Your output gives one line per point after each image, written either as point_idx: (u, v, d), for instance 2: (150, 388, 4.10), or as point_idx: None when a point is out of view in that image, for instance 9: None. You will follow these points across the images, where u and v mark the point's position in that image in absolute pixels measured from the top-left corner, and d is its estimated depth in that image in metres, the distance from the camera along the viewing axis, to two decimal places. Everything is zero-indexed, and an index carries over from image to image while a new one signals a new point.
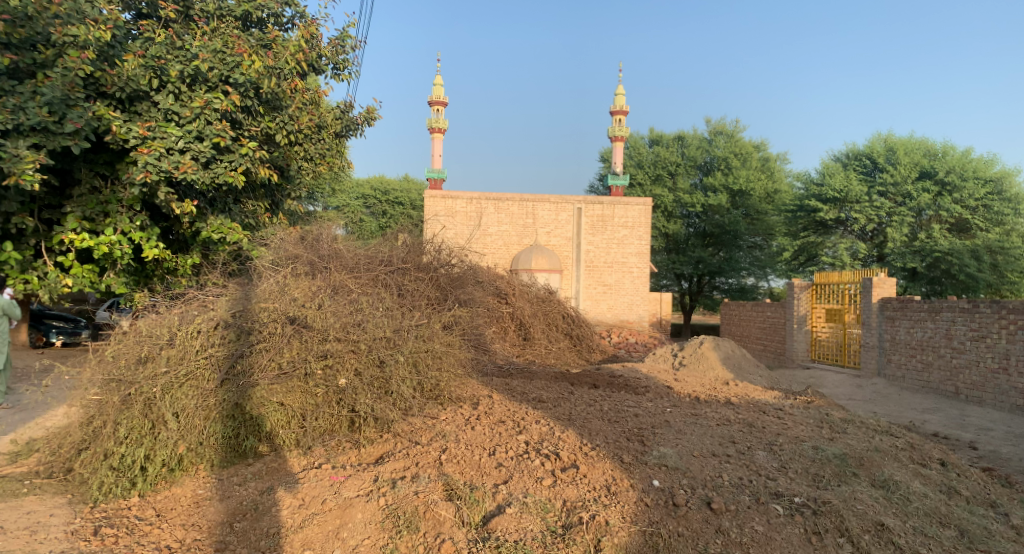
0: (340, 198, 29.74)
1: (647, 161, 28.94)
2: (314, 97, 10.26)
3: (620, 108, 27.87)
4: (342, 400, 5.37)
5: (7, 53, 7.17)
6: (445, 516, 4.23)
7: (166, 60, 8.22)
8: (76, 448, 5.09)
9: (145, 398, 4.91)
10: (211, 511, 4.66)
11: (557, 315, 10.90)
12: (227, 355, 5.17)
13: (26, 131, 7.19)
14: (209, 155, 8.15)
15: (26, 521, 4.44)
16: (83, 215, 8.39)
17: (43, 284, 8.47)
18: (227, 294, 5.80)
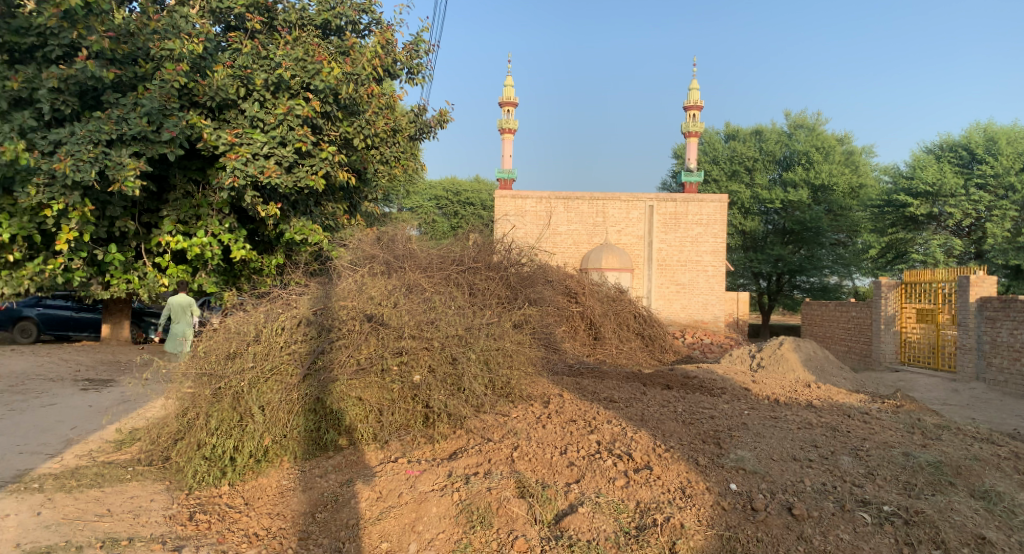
0: (412, 200, 30.46)
1: (721, 156, 28.56)
2: (390, 101, 10.53)
3: (693, 103, 27.33)
4: (417, 397, 5.49)
5: (111, 68, 7.74)
6: (517, 513, 4.27)
7: (252, 69, 8.67)
8: (173, 438, 5.39)
9: (234, 391, 5.14)
10: (295, 501, 4.86)
11: (629, 315, 10.79)
12: (309, 351, 5.42)
13: (128, 140, 7.74)
14: (292, 160, 8.50)
15: (130, 505, 4.77)
16: (178, 218, 8.98)
17: (144, 284, 9.24)
18: (308, 292, 6.03)
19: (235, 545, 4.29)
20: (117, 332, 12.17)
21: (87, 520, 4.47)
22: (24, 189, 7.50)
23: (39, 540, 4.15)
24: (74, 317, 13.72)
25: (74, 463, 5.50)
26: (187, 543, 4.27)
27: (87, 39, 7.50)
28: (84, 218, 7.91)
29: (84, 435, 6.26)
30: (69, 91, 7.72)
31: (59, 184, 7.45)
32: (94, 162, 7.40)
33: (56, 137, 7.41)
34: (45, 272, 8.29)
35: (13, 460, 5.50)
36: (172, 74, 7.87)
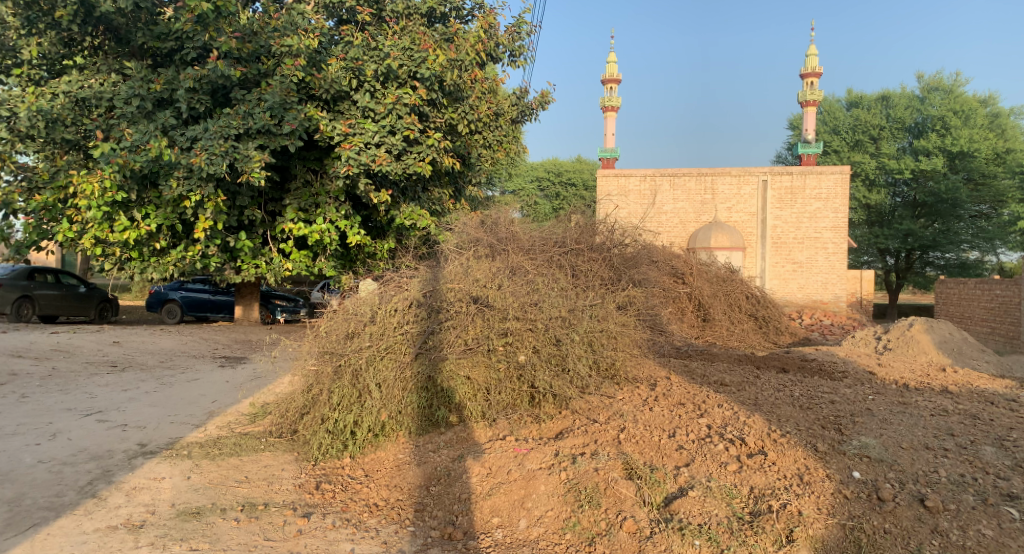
0: (514, 182, 30.76)
1: (843, 125, 26.86)
2: (492, 85, 10.68)
3: (810, 70, 25.78)
4: (523, 376, 5.60)
5: (238, 66, 8.29)
6: (626, 494, 4.25)
7: (363, 60, 8.99)
8: (299, 412, 5.76)
9: (353, 368, 5.42)
10: (410, 474, 5.07)
11: (740, 296, 10.40)
12: (420, 332, 5.58)
13: (253, 134, 8.28)
14: (401, 148, 8.79)
15: (265, 473, 5.17)
16: (299, 206, 9.58)
17: (270, 268, 9.90)
18: (418, 275, 6.24)
19: (358, 514, 4.56)
20: (248, 314, 13.11)
21: (229, 485, 4.89)
22: (167, 183, 8.28)
23: (190, 501, 4.57)
24: (211, 300, 14.93)
25: (216, 433, 6.01)
26: (315, 510, 4.58)
27: (217, 40, 8.09)
28: (218, 207, 8.61)
29: (223, 408, 6.82)
30: (202, 90, 8.35)
31: (195, 177, 8.13)
32: (224, 155, 7.96)
33: (192, 134, 8.07)
34: (185, 258, 9.14)
35: (165, 429, 6.09)
36: (290, 69, 8.37)
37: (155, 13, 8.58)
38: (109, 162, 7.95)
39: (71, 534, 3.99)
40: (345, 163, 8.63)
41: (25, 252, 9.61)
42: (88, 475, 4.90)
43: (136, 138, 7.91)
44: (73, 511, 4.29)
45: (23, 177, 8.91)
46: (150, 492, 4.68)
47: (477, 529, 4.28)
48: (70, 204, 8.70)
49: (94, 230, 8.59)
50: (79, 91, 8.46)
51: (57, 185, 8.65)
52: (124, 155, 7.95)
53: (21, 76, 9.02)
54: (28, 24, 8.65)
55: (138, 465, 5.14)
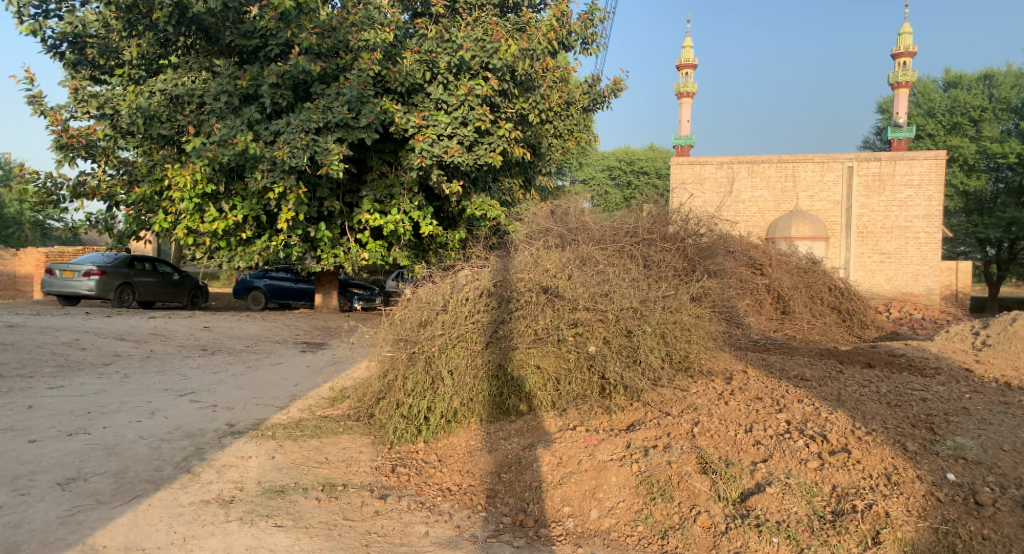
0: (584, 172, 30.58)
1: (938, 107, 25.48)
2: (564, 74, 10.65)
3: (903, 49, 24.43)
4: (593, 367, 5.52)
5: (318, 61, 8.65)
6: (700, 489, 4.16)
7: (437, 53, 9.22)
8: (376, 397, 5.95)
9: (426, 355, 5.56)
10: (482, 461, 5.12)
11: (822, 287, 10.02)
12: (491, 321, 5.66)
13: (332, 127, 8.54)
14: (472, 139, 8.91)
15: (343, 455, 5.35)
16: (375, 197, 9.87)
17: (348, 258, 10.14)
18: (489, 265, 6.28)
19: (432, 498, 4.65)
20: (327, 301, 13.55)
21: (310, 466, 5.09)
22: (253, 175, 8.66)
23: (274, 480, 4.78)
24: (293, 288, 15.53)
25: (297, 416, 6.25)
26: (391, 492, 4.70)
27: (298, 36, 8.43)
28: (299, 199, 8.96)
29: (305, 391, 7.11)
30: (285, 85, 8.75)
31: (278, 169, 8.47)
32: (305, 148, 8.28)
33: (276, 128, 8.42)
34: (269, 248, 9.50)
35: (252, 410, 6.40)
36: (367, 63, 8.63)
37: (241, 12, 8.97)
38: (200, 156, 8.41)
39: (169, 506, 4.24)
40: (419, 154, 8.81)
41: (125, 241, 10.29)
42: (182, 451, 5.20)
43: (225, 132, 8.29)
44: (170, 485, 4.56)
45: (124, 171, 9.80)
46: (238, 470, 4.93)
47: (548, 517, 4.30)
48: (165, 196, 9.22)
49: (186, 220, 9.17)
50: (172, 88, 8.84)
51: (154, 177, 9.36)
52: (213, 149, 8.36)
53: (122, 75, 9.83)
54: (128, 26, 9.24)
55: (227, 444, 5.43)
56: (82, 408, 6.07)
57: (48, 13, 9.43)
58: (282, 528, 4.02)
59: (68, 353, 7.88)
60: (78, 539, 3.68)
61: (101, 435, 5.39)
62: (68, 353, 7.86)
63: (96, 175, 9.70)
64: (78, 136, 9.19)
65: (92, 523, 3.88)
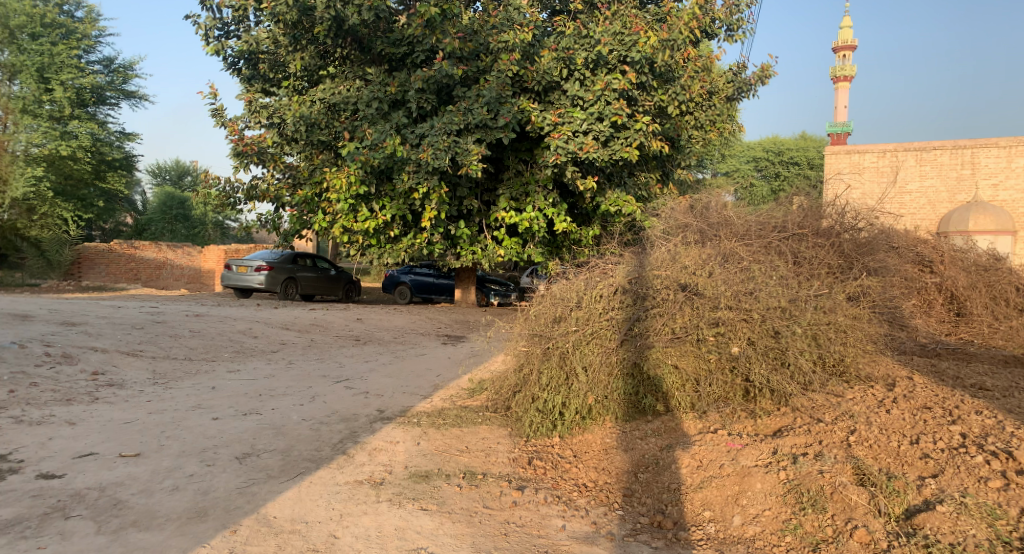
0: (728, 164, 29.28)
1: None
2: (706, 63, 10.44)
3: None
4: (736, 368, 5.27)
5: (460, 65, 9.04)
6: (857, 501, 3.83)
7: (574, 50, 9.34)
8: (512, 390, 6.08)
9: (561, 351, 5.57)
10: (618, 459, 5.06)
11: (1009, 288, 8.85)
12: (626, 318, 5.56)
13: (472, 129, 8.94)
14: (608, 133, 8.85)
15: (483, 445, 5.52)
16: (511, 195, 10.19)
17: (485, 255, 10.44)
18: (624, 261, 6.10)
19: (568, 493, 4.68)
20: (465, 297, 14.05)
21: (452, 453, 5.30)
22: (400, 176, 9.23)
23: (420, 465, 5.03)
24: (434, 283, 16.21)
25: (440, 404, 6.54)
26: (528, 484, 4.79)
27: (443, 41, 8.85)
28: (440, 198, 9.35)
29: (446, 382, 7.42)
30: (429, 89, 9.23)
31: (423, 170, 8.97)
32: (447, 149, 8.76)
33: (421, 131, 8.94)
34: (414, 245, 10.02)
35: (399, 398, 6.77)
36: (506, 64, 8.92)
37: (392, 22, 9.51)
38: (354, 160, 9.07)
39: (328, 483, 4.59)
40: (554, 152, 8.99)
41: (290, 240, 11.29)
42: (339, 434, 5.62)
43: (375, 137, 8.91)
44: (329, 465, 4.93)
45: (289, 175, 10.83)
46: (387, 454, 5.23)
47: (688, 520, 4.18)
48: (324, 197, 10.01)
49: (343, 220, 9.79)
50: (332, 98, 9.61)
51: (315, 180, 10.14)
52: (366, 153, 9.00)
53: (288, 87, 10.78)
54: (294, 41, 10.06)
55: (378, 429, 5.78)
56: (255, 390, 6.73)
57: (230, 34, 10.49)
58: (427, 511, 4.22)
59: (242, 340, 8.76)
60: (253, 509, 4.08)
61: (270, 416, 5.94)
62: (242, 340, 8.74)
63: (266, 179, 10.72)
64: (251, 144, 10.14)
65: (264, 495, 4.29)
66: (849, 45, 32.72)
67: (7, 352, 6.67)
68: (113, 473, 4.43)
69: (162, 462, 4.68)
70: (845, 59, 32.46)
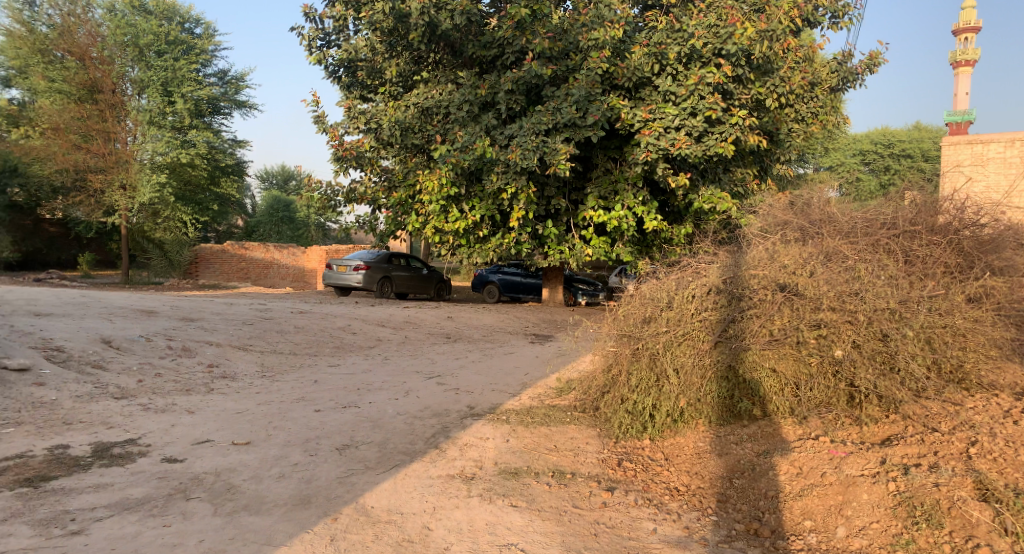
0: (832, 158, 27.78)
1: None
2: (808, 53, 9.97)
3: None
4: (840, 373, 4.99)
5: (550, 64, 9.12)
6: (978, 519, 3.54)
7: (667, 44, 9.17)
8: (600, 390, 6.01)
9: (650, 352, 5.48)
10: (711, 464, 4.92)
11: None
12: (720, 320, 5.39)
13: (561, 128, 8.95)
14: (701, 129, 8.63)
15: (572, 444, 5.52)
16: (600, 194, 10.11)
17: (573, 254, 10.36)
18: (718, 260, 5.86)
19: (659, 496, 4.60)
20: (553, 296, 14.09)
21: (541, 452, 5.33)
22: (490, 177, 9.38)
23: (509, 462, 5.09)
24: (523, 282, 16.33)
25: (528, 403, 6.59)
26: (618, 485, 4.74)
27: (532, 42, 9.01)
28: (528, 198, 9.42)
29: (534, 380, 7.48)
30: (519, 90, 9.35)
31: (511, 171, 9.07)
32: (536, 149, 8.80)
33: (510, 132, 9.04)
34: (503, 245, 10.13)
35: (488, 395, 6.87)
36: (595, 61, 8.87)
37: (483, 25, 9.72)
38: (445, 162, 9.28)
39: (421, 476, 4.73)
40: (645, 148, 8.83)
41: (385, 240, 11.73)
42: (431, 428, 5.78)
43: (465, 139, 9.12)
44: (422, 458, 5.08)
45: (385, 177, 11.19)
46: (478, 449, 5.33)
47: (787, 529, 4.00)
48: (417, 199, 10.38)
49: (434, 220, 10.02)
50: (424, 101, 9.99)
51: (408, 182, 10.45)
52: (456, 155, 9.19)
53: (384, 92, 11.08)
54: (390, 48, 10.38)
55: (468, 425, 5.90)
56: (353, 384, 7.03)
57: (331, 43, 10.98)
58: (517, 508, 4.26)
59: (341, 336, 9.16)
60: (352, 498, 4.27)
61: (367, 409, 6.19)
62: (341, 336, 9.14)
63: (364, 182, 11.13)
64: (350, 149, 10.56)
65: (363, 486, 4.48)
66: (972, 27, 30.29)
67: (136, 345, 7.29)
68: (227, 459, 4.75)
69: (271, 451, 4.98)
70: (967, 42, 30.04)
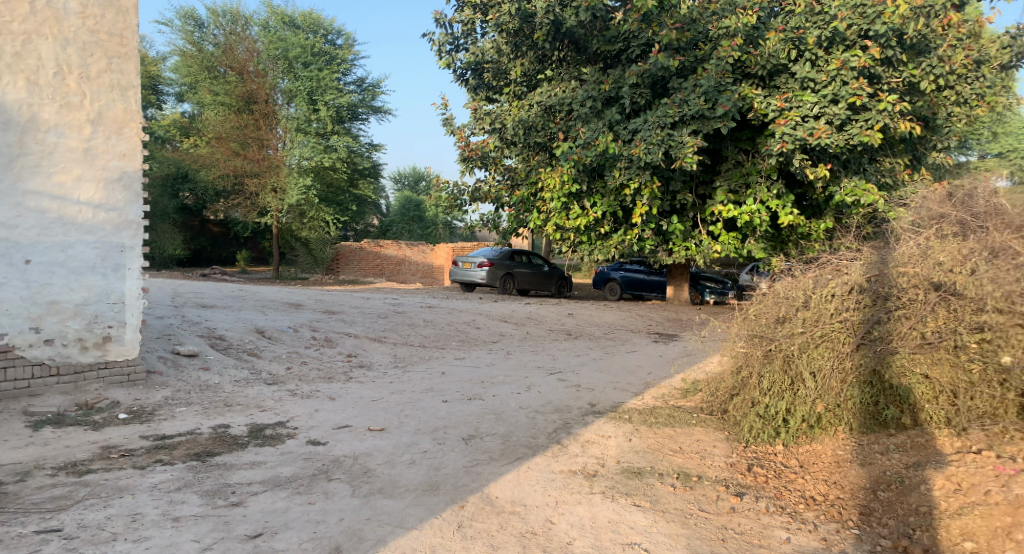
0: (1001, 144, 24.86)
1: None
2: (973, 29, 8.98)
3: None
4: (1008, 381, 4.36)
5: (677, 56, 8.91)
6: None
7: (805, 28, 8.67)
8: (728, 393, 5.75)
9: (785, 354, 5.19)
10: (852, 473, 4.57)
11: None
12: (863, 321, 5.03)
13: (688, 120, 8.72)
14: (844, 117, 8.12)
15: (698, 447, 5.35)
16: (730, 187, 9.73)
17: (700, 250, 10.09)
18: (862, 256, 5.42)
19: (793, 504, 4.36)
20: (678, 294, 13.73)
21: (665, 452, 5.22)
22: (612, 173, 9.30)
23: (632, 461, 5.03)
24: (646, 280, 16.03)
25: (652, 403, 6.48)
26: (747, 491, 4.54)
27: (659, 34, 8.81)
28: (653, 193, 9.23)
29: (658, 381, 7.31)
30: (644, 84, 9.23)
31: (635, 165, 8.95)
32: (661, 143, 8.59)
33: (634, 126, 8.90)
34: (625, 242, 10.03)
35: (610, 393, 6.83)
36: (726, 50, 8.54)
37: (608, 19, 9.51)
38: (568, 159, 9.30)
39: (544, 470, 4.79)
40: (780, 139, 8.43)
41: (508, 238, 11.95)
42: (553, 424, 5.83)
43: (588, 135, 9.05)
44: (544, 452, 5.14)
45: (508, 176, 11.39)
46: (600, 447, 5.31)
47: (942, 549, 3.62)
48: (539, 196, 10.48)
49: (555, 217, 10.11)
50: (548, 100, 9.98)
51: (531, 180, 10.61)
52: (578, 151, 9.17)
53: (509, 93, 11.36)
54: (515, 49, 10.56)
55: (590, 422, 5.90)
56: (477, 377, 7.24)
57: (460, 47, 11.35)
58: (640, 508, 4.20)
59: (467, 330, 9.47)
60: (478, 487, 4.40)
61: (491, 402, 6.36)
62: (466, 331, 9.45)
63: (488, 182, 11.41)
64: (476, 150, 11.03)
65: (488, 476, 4.61)
66: None
67: (285, 335, 7.94)
68: (364, 444, 5.07)
69: (403, 438, 5.25)
70: None
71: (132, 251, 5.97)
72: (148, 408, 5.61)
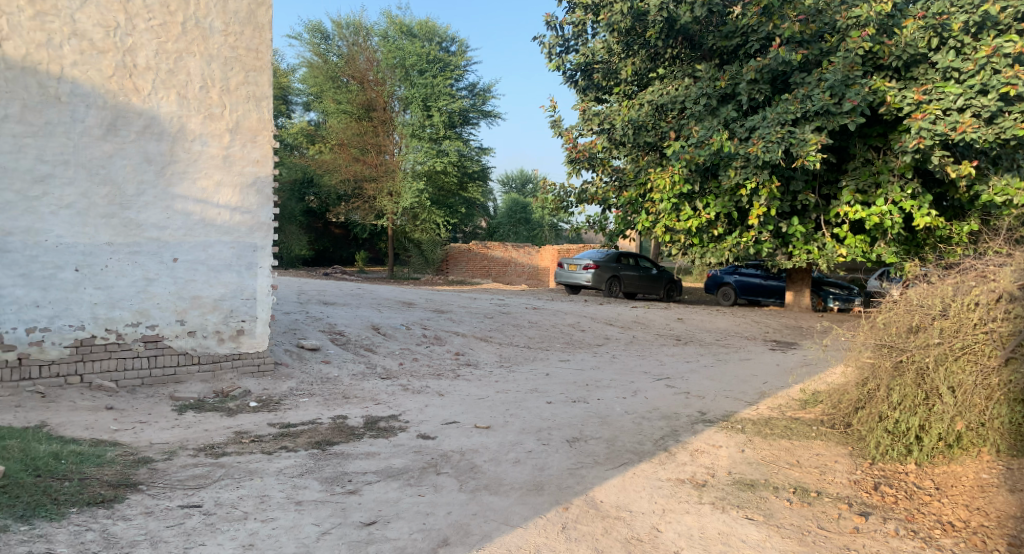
0: None
1: None
2: None
3: None
4: None
5: (800, 49, 8.46)
6: None
7: (949, 13, 7.94)
8: (853, 405, 5.36)
9: (918, 367, 4.78)
10: (999, 500, 4.07)
11: None
12: (1014, 333, 4.42)
13: (812, 116, 8.23)
14: (994, 109, 7.36)
15: (817, 461, 5.03)
16: (858, 187, 9.09)
17: (823, 254, 9.53)
18: (1015, 260, 4.71)
19: (927, 529, 3.99)
20: (798, 300, 13.00)
21: (781, 466, 4.95)
22: (726, 172, 8.96)
23: (745, 472, 4.81)
24: (762, 285, 15.41)
25: (767, 413, 6.17)
26: (874, 511, 4.22)
27: (780, 27, 8.45)
28: (772, 193, 8.82)
29: (775, 391, 6.94)
30: (762, 79, 8.77)
31: (752, 165, 8.60)
32: (781, 141, 8.16)
33: (752, 123, 8.53)
34: (740, 244, 9.61)
35: (721, 402, 6.56)
36: (856, 42, 8.12)
37: (725, 14, 9.40)
38: (679, 158, 9.08)
39: (650, 477, 4.67)
40: (916, 135, 7.81)
41: (615, 240, 11.81)
42: (661, 430, 5.69)
43: (702, 134, 8.85)
44: (651, 459, 5.03)
45: (616, 177, 11.26)
46: (710, 457, 5.11)
47: None
48: (648, 198, 10.24)
49: (665, 219, 9.86)
50: (659, 98, 9.85)
51: (640, 181, 10.40)
52: (691, 151, 8.94)
53: (619, 93, 11.21)
54: (626, 48, 10.49)
55: (700, 430, 5.70)
56: (582, 380, 7.20)
57: (570, 49, 11.36)
58: (753, 522, 4.00)
59: (572, 332, 9.44)
60: (582, 490, 4.37)
61: (596, 405, 6.30)
62: (572, 333, 9.43)
63: (595, 183, 11.33)
64: (583, 150, 10.85)
65: (592, 479, 4.56)
66: None
67: (398, 332, 8.28)
68: (470, 440, 5.19)
69: (508, 436, 5.31)
70: None
71: (263, 251, 6.45)
72: (275, 397, 6.03)
